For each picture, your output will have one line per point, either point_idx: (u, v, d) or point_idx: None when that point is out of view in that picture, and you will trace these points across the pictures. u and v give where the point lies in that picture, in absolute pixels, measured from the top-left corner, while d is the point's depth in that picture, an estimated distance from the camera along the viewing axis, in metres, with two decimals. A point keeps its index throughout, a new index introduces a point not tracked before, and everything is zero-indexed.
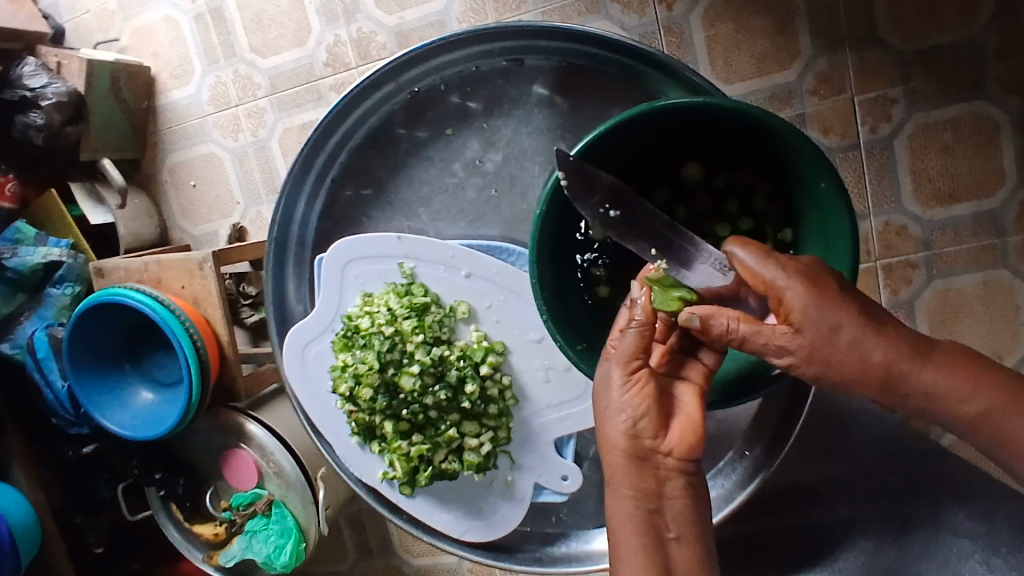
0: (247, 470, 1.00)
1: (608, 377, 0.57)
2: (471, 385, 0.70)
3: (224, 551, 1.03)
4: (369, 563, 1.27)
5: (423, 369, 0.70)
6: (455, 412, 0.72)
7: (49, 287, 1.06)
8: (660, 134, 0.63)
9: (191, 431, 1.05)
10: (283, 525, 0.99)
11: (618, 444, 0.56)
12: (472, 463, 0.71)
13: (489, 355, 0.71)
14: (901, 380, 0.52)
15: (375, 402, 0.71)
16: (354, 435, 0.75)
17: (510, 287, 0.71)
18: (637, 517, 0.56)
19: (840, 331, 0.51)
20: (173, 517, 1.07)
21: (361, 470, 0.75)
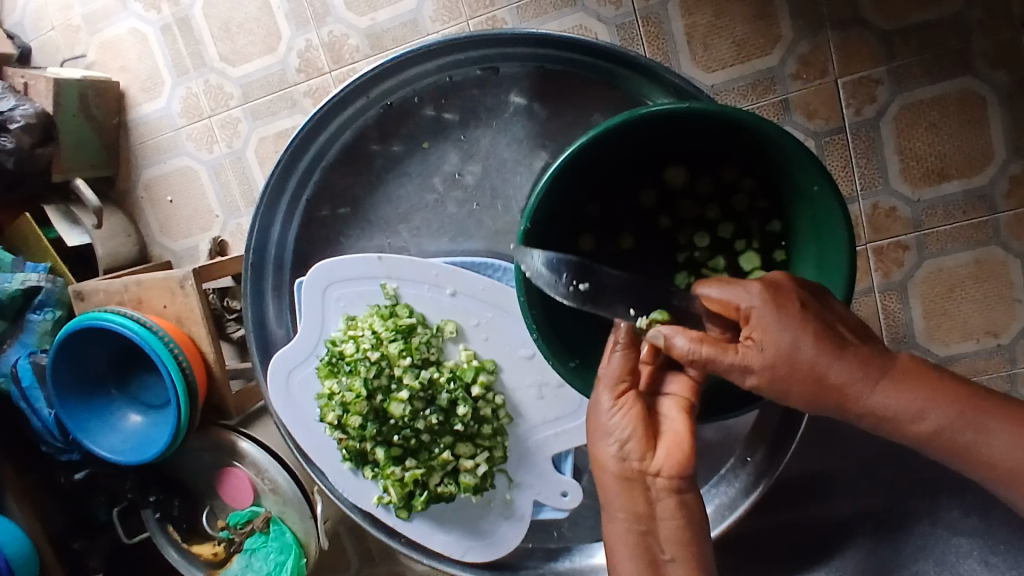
0: (242, 488, 0.99)
1: (595, 400, 0.59)
2: (463, 406, 0.69)
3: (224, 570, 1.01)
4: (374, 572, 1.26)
5: (412, 393, 0.69)
6: (449, 435, 0.70)
7: (30, 313, 1.03)
8: (638, 141, 0.62)
9: (183, 452, 1.03)
10: (282, 542, 0.99)
11: (609, 466, 0.57)
12: (469, 485, 0.70)
13: (479, 374, 0.70)
14: (853, 392, 0.50)
15: (364, 429, 0.70)
16: (346, 461, 0.73)
17: (498, 303, 0.70)
18: (630, 538, 0.56)
19: (786, 347, 0.50)
20: (172, 540, 1.05)
21: (356, 495, 0.75)
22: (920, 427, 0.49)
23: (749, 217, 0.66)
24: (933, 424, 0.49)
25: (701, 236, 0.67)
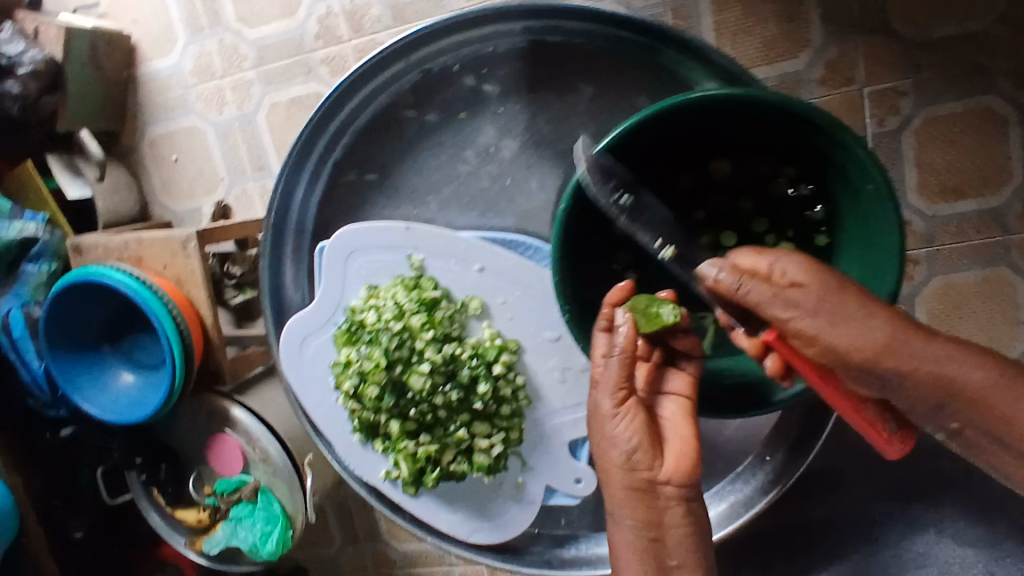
0: (233, 455, 0.97)
1: (599, 413, 0.63)
2: (483, 385, 0.71)
3: (209, 537, 1.02)
4: (356, 549, 1.26)
5: (433, 369, 0.70)
6: (465, 414, 0.72)
7: (25, 263, 1.01)
8: (687, 126, 0.64)
9: (174, 416, 1.02)
10: (269, 512, 0.97)
11: (616, 474, 0.63)
12: (482, 465, 0.72)
13: (501, 354, 0.72)
14: (877, 344, 0.52)
15: (381, 401, 0.72)
16: (357, 432, 0.76)
17: (525, 283, 0.72)
18: (638, 545, 0.63)
19: (817, 296, 0.52)
20: (156, 502, 1.05)
21: (366, 467, 0.77)
22: (938, 376, 0.52)
23: (787, 209, 0.69)
24: (952, 378, 0.52)
25: (728, 237, 0.69)
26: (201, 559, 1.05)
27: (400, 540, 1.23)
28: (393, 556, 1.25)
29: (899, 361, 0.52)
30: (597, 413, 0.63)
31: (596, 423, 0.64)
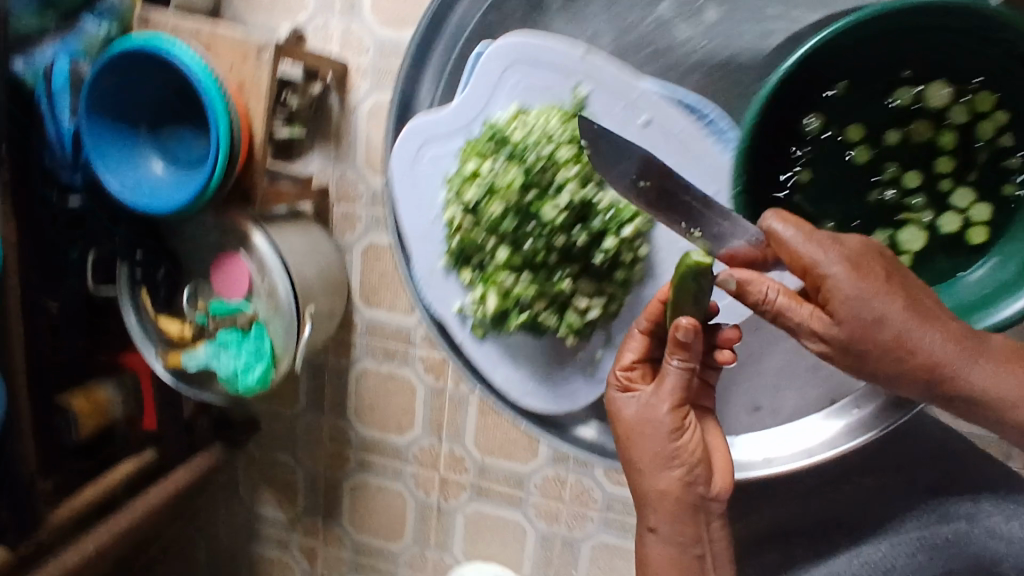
0: (238, 280, 0.94)
1: (651, 423, 0.68)
2: (609, 241, 0.72)
3: (189, 353, 0.97)
4: (317, 418, 1.25)
5: (562, 211, 0.72)
6: (573, 265, 0.75)
7: (85, 15, 0.94)
8: (911, 32, 0.65)
9: (189, 225, 0.97)
10: (258, 347, 0.94)
11: (663, 486, 0.68)
12: (571, 324, 0.76)
13: (637, 218, 0.72)
14: (910, 344, 0.58)
15: (500, 223, 0.74)
16: (445, 257, 0.80)
17: (689, 157, 0.72)
18: (679, 550, 0.68)
19: (864, 305, 0.57)
20: (138, 305, 1.00)
21: (446, 290, 0.81)
22: (953, 370, 0.59)
23: (986, 151, 0.69)
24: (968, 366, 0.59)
25: (911, 177, 0.70)
26: (167, 377, 1.01)
27: (363, 423, 1.22)
28: (351, 436, 1.24)
29: (923, 360, 0.58)
30: (648, 424, 0.68)
31: (643, 432, 0.69)
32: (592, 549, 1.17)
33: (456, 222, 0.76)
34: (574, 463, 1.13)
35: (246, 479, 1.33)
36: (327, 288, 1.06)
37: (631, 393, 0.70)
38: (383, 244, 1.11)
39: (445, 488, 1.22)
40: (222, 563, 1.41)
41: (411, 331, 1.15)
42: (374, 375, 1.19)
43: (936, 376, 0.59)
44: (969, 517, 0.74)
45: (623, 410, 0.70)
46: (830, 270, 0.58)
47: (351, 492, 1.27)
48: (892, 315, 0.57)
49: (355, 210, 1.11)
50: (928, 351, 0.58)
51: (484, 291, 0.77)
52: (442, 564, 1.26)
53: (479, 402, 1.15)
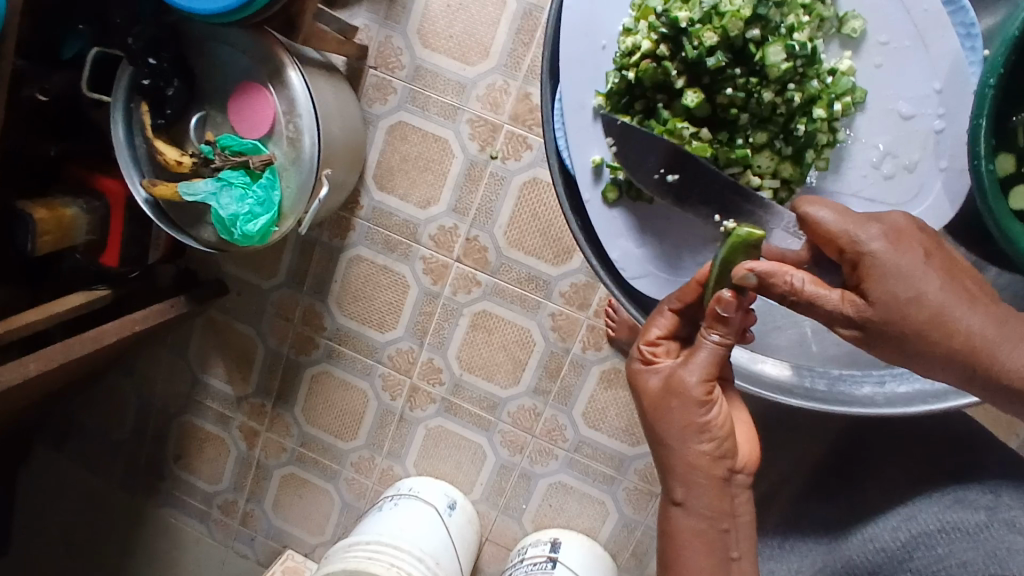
0: (260, 116, 0.84)
1: (679, 395, 0.53)
2: (820, 112, 0.51)
3: (185, 184, 0.86)
4: (292, 296, 1.16)
5: (790, 62, 0.50)
6: (764, 132, 0.53)
7: None
8: None
9: (219, 40, 0.86)
10: (265, 196, 0.85)
11: (689, 456, 0.54)
12: (733, 203, 0.54)
13: (851, 94, 0.52)
14: (945, 318, 0.45)
15: (707, 58, 0.50)
16: (601, 95, 0.54)
17: (927, 40, 0.50)
18: (705, 534, 0.55)
19: (897, 276, 0.45)
20: (132, 122, 0.89)
21: (577, 138, 0.55)
22: (991, 353, 0.44)
23: None
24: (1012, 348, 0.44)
25: None
26: (146, 209, 0.90)
27: (343, 311, 1.14)
28: (325, 322, 1.16)
29: (953, 333, 0.45)
30: (677, 395, 0.53)
31: (670, 402, 0.54)
32: (548, 487, 1.14)
33: (637, 45, 0.51)
34: (554, 399, 1.10)
35: (199, 343, 1.24)
36: (346, 155, 0.97)
37: (657, 360, 0.55)
38: (412, 125, 1.04)
39: (413, 397, 1.16)
40: (151, 426, 1.31)
41: (419, 227, 1.07)
42: (366, 264, 1.11)
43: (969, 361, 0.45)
44: (987, 509, 0.60)
45: (647, 378, 0.55)
46: (865, 240, 0.46)
47: (311, 380, 1.20)
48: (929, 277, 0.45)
49: (391, 81, 1.03)
50: (961, 325, 0.45)
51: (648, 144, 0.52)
52: (389, 473, 1.22)
53: (473, 315, 1.09)
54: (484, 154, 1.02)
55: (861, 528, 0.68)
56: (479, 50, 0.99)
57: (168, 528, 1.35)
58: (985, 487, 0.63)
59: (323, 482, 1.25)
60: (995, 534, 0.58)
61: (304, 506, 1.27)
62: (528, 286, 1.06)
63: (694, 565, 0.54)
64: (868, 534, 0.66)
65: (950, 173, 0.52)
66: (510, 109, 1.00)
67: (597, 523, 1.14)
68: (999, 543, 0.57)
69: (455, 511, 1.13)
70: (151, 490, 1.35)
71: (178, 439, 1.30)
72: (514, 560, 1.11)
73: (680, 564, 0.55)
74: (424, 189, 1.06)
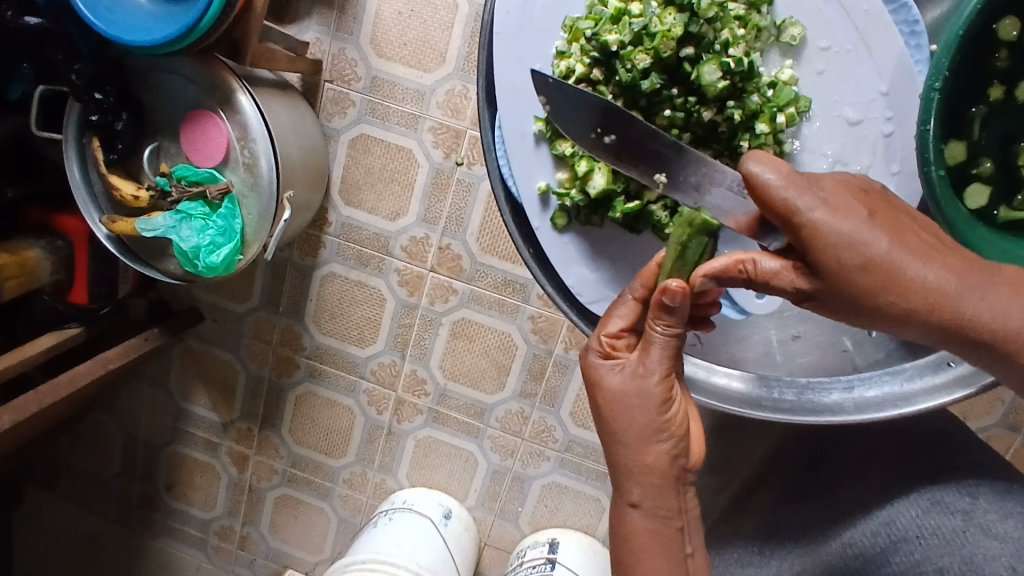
0: (213, 144, 0.82)
1: (641, 395, 0.51)
2: (762, 125, 0.51)
3: (144, 219, 0.84)
4: (269, 318, 1.14)
5: (726, 79, 0.51)
6: (707, 150, 0.54)
7: None
8: None
9: (167, 69, 0.84)
10: (226, 225, 0.83)
11: (646, 457, 0.51)
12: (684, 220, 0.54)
13: (795, 104, 0.52)
14: (898, 275, 0.42)
15: (642, 81, 0.52)
16: (540, 120, 0.54)
17: (869, 42, 0.50)
18: (660, 534, 0.51)
19: (844, 233, 0.42)
20: (86, 159, 0.87)
21: (522, 168, 0.56)
22: (951, 304, 0.42)
23: None
24: (977, 293, 0.42)
25: None
26: (109, 245, 0.88)
27: (321, 330, 1.13)
28: (305, 342, 1.14)
29: (911, 290, 0.42)
30: (638, 395, 0.51)
31: (631, 402, 0.51)
32: (542, 489, 1.14)
33: (571, 69, 0.53)
34: (540, 401, 1.09)
35: (179, 372, 1.22)
36: (309, 174, 0.95)
37: (616, 358, 0.52)
38: (375, 137, 1.02)
39: (399, 410, 1.15)
40: (140, 459, 1.30)
41: (390, 239, 1.06)
42: (340, 280, 1.09)
43: (935, 314, 0.42)
44: (964, 514, 0.58)
45: (607, 378, 0.52)
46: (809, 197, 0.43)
47: (295, 401, 1.19)
48: (873, 232, 0.43)
49: (348, 94, 1.01)
50: (918, 282, 0.42)
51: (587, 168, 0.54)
52: (383, 487, 1.21)
53: (452, 324, 1.08)
54: (449, 161, 1.00)
55: (838, 532, 0.66)
56: (434, 55, 0.97)
57: (165, 559, 1.34)
58: (962, 488, 0.60)
59: (317, 501, 1.24)
60: (971, 540, 0.56)
61: (300, 526, 1.26)
62: (505, 291, 1.05)
63: (648, 563, 0.51)
64: (847, 538, 0.64)
65: (903, 177, 0.51)
66: (471, 114, 0.98)
67: (594, 520, 1.14)
68: (974, 550, 0.55)
69: (451, 520, 1.13)
70: (147, 521, 1.34)
71: (169, 469, 1.29)
72: (514, 563, 1.11)
73: (633, 560, 0.52)
74: (392, 200, 1.04)
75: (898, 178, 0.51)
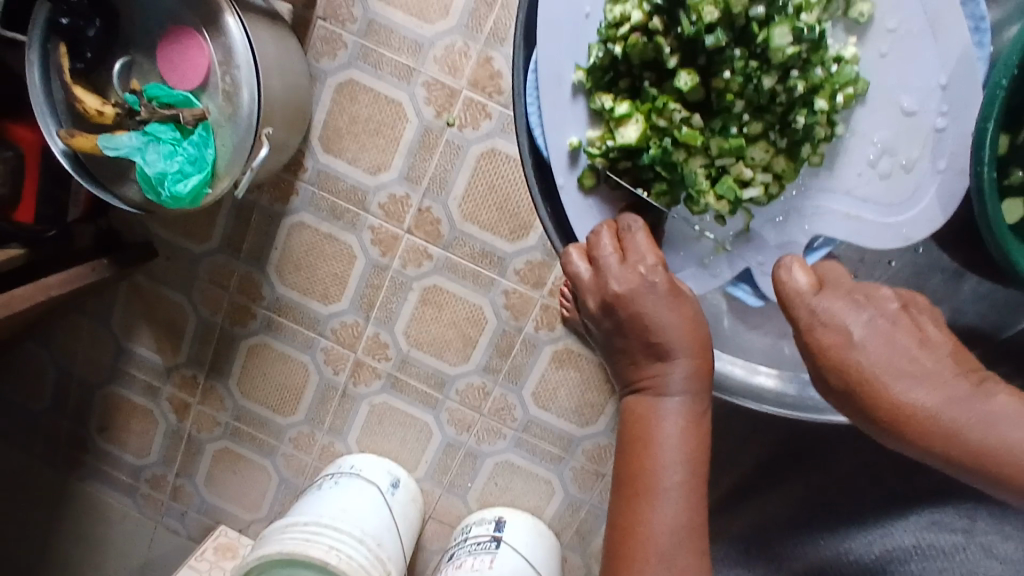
0: (193, 65, 0.76)
1: (683, 296, 0.50)
2: (822, 103, 0.47)
3: (107, 135, 0.78)
4: (227, 263, 1.08)
5: (796, 46, 0.47)
6: (760, 122, 0.50)
7: None
8: None
9: None
10: (197, 154, 0.78)
11: (693, 368, 0.50)
12: (726, 194, 0.50)
13: (854, 85, 0.48)
14: (890, 398, 0.42)
15: (706, 36, 0.47)
16: (581, 69, 0.48)
17: (936, 27, 0.46)
18: (690, 428, 0.51)
19: (844, 351, 0.43)
20: (49, 66, 0.79)
21: (549, 118, 0.49)
22: (941, 436, 0.41)
23: None
24: (987, 423, 0.40)
25: None
26: (63, 162, 0.80)
27: (283, 281, 1.08)
28: (264, 292, 1.09)
29: (905, 416, 0.41)
30: (683, 298, 0.50)
31: (679, 304, 0.50)
32: (495, 466, 1.12)
33: (626, 15, 0.47)
34: (504, 377, 1.07)
35: (125, 310, 1.15)
36: (290, 113, 0.89)
37: (660, 263, 0.50)
38: (363, 84, 0.97)
39: (357, 371, 1.11)
40: (73, 397, 1.22)
41: (368, 194, 1.01)
42: (309, 231, 1.04)
43: (933, 445, 0.41)
44: (964, 532, 0.57)
45: (657, 284, 0.49)
46: (825, 306, 0.45)
47: (247, 352, 1.13)
48: (870, 347, 0.43)
49: (341, 35, 0.95)
50: (909, 406, 0.41)
51: (631, 122, 0.49)
52: (330, 450, 1.17)
53: (423, 290, 1.05)
54: (440, 121, 0.96)
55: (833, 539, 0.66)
56: (437, 7, 0.93)
57: (89, 506, 1.26)
58: (960, 510, 0.60)
59: (259, 458, 1.19)
60: (971, 559, 0.55)
61: (239, 482, 1.21)
62: (481, 261, 1.02)
63: (679, 455, 0.51)
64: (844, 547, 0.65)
65: (948, 176, 0.47)
66: (469, 73, 0.94)
67: (543, 502, 1.12)
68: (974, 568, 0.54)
69: (398, 490, 1.09)
70: (74, 462, 1.26)
71: (102, 410, 1.22)
72: (457, 539, 1.09)
73: (663, 456, 0.51)
74: (373, 154, 0.99)
75: (949, 176, 0.47)
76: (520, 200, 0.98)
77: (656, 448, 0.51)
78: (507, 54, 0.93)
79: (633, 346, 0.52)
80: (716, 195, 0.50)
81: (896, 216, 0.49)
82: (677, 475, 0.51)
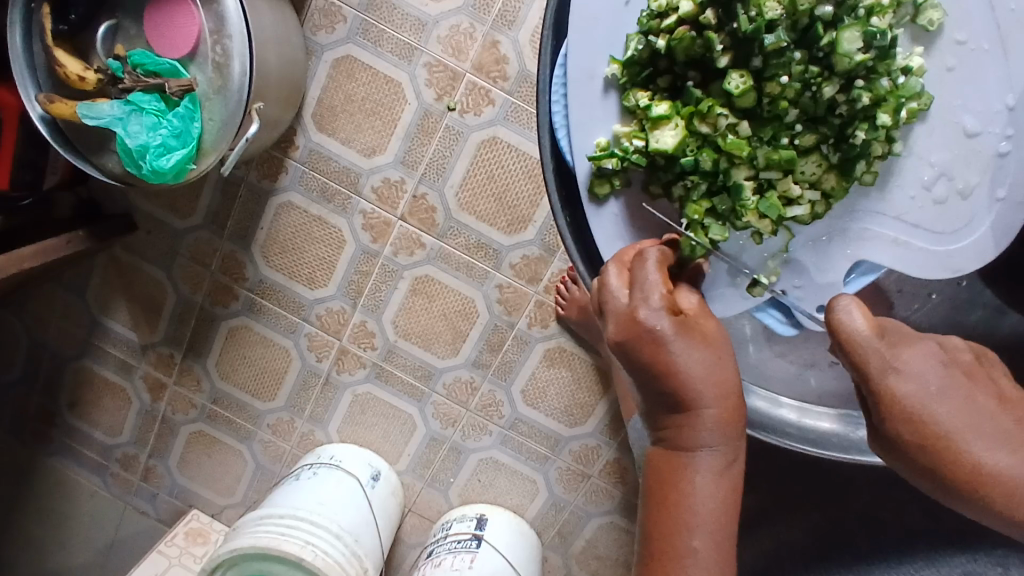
0: (181, 34, 0.71)
1: (706, 339, 0.45)
2: (884, 118, 0.44)
3: (88, 103, 0.73)
4: (211, 240, 1.04)
5: (864, 53, 0.43)
6: (814, 134, 0.47)
7: None
8: None
9: None
10: (182, 126, 0.73)
11: (719, 419, 0.46)
12: (772, 209, 0.47)
13: (918, 99, 0.45)
14: (969, 461, 0.38)
15: (765, 35, 0.43)
16: (616, 62, 0.46)
17: (1007, 45, 0.43)
18: (715, 491, 0.47)
19: (922, 406, 0.39)
20: (31, 26, 0.73)
21: (581, 116, 0.47)
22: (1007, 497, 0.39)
23: None
24: None
25: None
26: (42, 130, 0.75)
27: (269, 263, 1.03)
28: (248, 272, 1.05)
29: (982, 479, 0.38)
30: (705, 338, 0.45)
31: (701, 347, 0.45)
32: (478, 463, 1.09)
33: (673, 6, 0.44)
34: (493, 373, 1.04)
35: (100, 282, 1.10)
36: (283, 89, 0.85)
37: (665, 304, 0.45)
38: (361, 61, 0.92)
39: (341, 359, 1.08)
40: (44, 370, 1.17)
41: (361, 177, 0.97)
42: (298, 213, 1.00)
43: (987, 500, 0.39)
44: None
45: (663, 329, 0.44)
46: (898, 355, 0.40)
47: (227, 333, 1.09)
48: (947, 400, 0.39)
49: (340, 8, 0.91)
50: (986, 469, 0.38)
51: (669, 125, 0.45)
52: (310, 438, 1.13)
53: (413, 280, 1.01)
54: (441, 104, 0.92)
55: None
56: None
57: (57, 483, 1.22)
58: None
59: (234, 442, 1.16)
60: None
61: (212, 465, 1.18)
62: (476, 254, 0.98)
63: (700, 518, 0.48)
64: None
65: (1006, 207, 0.46)
66: (474, 57, 0.90)
67: (526, 500, 1.10)
68: None
69: (378, 482, 1.06)
70: (41, 436, 1.21)
71: (73, 384, 1.17)
72: (437, 535, 1.06)
73: (686, 523, 0.49)
74: (369, 135, 0.95)
75: (1004, 207, 0.46)
76: (519, 193, 0.94)
77: (670, 513, 0.49)
78: (514, 38, 0.89)
79: (648, 396, 0.48)
80: (761, 208, 0.47)
81: (946, 245, 0.47)
82: (703, 540, 0.49)
